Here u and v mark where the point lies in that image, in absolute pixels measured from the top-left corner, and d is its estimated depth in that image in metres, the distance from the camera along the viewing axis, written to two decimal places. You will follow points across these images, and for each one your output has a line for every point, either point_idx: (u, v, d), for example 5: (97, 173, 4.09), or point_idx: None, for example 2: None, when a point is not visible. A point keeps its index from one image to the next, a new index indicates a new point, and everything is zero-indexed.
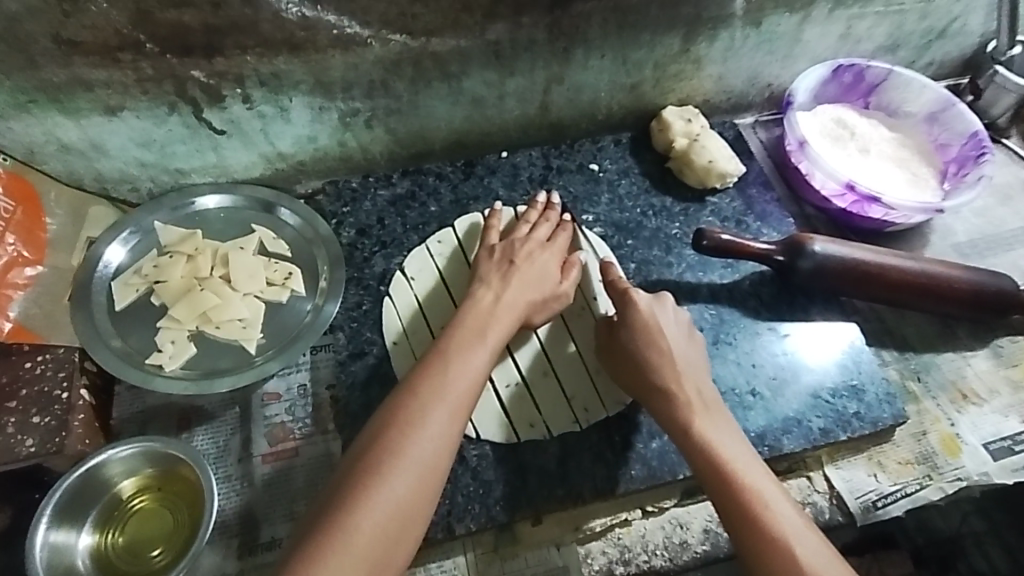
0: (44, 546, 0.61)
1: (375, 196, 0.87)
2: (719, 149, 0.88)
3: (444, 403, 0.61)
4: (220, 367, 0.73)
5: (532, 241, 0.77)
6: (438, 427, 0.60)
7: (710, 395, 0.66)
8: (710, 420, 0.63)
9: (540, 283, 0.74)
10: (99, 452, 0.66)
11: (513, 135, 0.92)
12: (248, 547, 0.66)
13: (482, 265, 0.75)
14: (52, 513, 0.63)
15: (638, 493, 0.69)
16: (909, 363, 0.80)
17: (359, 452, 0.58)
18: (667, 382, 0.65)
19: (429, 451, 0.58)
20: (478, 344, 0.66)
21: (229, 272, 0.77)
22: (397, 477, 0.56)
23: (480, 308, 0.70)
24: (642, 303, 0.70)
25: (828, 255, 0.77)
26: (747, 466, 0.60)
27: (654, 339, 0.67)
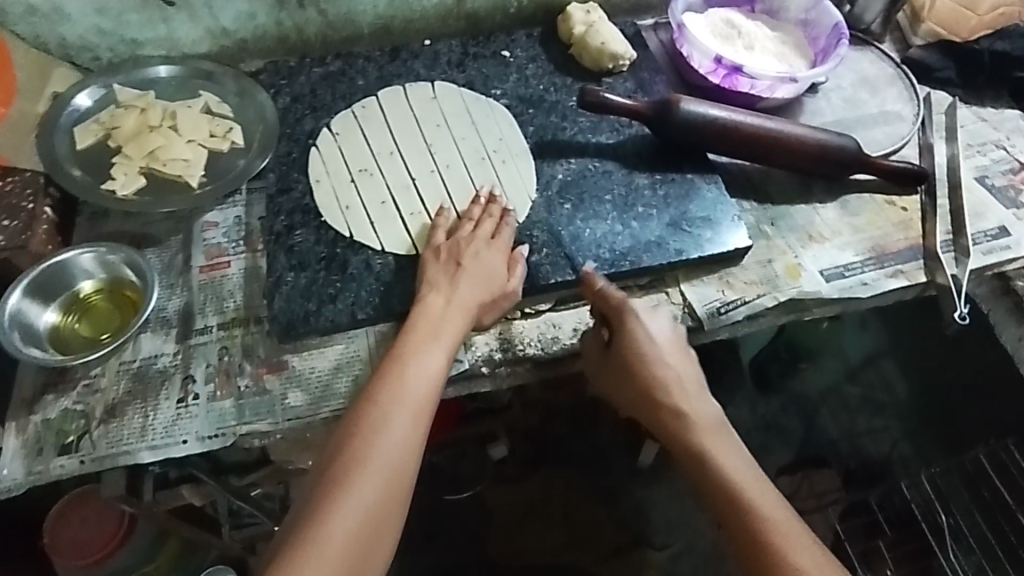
0: (13, 310, 0.75)
1: (310, 72, 1.00)
2: (611, 33, 1.01)
3: (403, 410, 0.67)
4: (165, 198, 0.85)
5: (476, 235, 0.80)
6: (406, 436, 0.66)
7: (703, 405, 0.75)
8: (706, 432, 0.73)
9: (487, 283, 0.78)
10: (67, 250, 0.79)
11: (434, 25, 1.04)
12: (184, 335, 0.78)
13: (428, 264, 0.79)
14: (24, 288, 0.76)
15: (519, 298, 0.82)
16: (765, 211, 0.93)
17: (328, 461, 0.65)
18: (670, 400, 0.74)
19: (394, 453, 0.65)
20: (431, 347, 0.72)
21: (176, 123, 0.90)
22: (366, 479, 0.63)
23: (429, 310, 0.75)
24: (640, 323, 0.76)
25: (692, 113, 0.90)
26: (743, 473, 0.70)
27: (654, 365, 0.75)
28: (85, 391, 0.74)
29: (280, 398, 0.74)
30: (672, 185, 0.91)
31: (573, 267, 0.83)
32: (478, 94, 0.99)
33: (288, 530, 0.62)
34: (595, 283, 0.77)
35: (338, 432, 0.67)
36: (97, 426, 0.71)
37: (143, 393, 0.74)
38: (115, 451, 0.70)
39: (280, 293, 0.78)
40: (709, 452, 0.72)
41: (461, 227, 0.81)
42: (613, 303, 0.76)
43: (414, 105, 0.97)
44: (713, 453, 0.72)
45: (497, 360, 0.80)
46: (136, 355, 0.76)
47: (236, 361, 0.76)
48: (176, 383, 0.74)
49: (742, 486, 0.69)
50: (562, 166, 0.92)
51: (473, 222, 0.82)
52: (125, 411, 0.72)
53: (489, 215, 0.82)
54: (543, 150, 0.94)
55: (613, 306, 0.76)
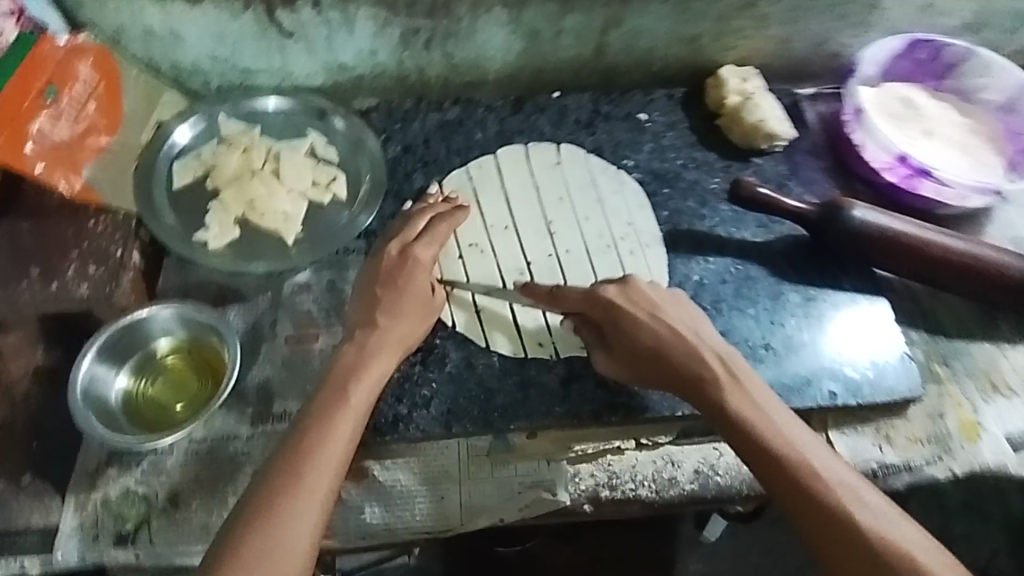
0: (85, 377, 0.68)
1: (426, 118, 0.91)
2: (771, 110, 0.87)
3: (312, 488, 0.57)
4: (259, 253, 0.79)
5: (409, 263, 0.70)
6: (302, 525, 0.55)
7: (731, 366, 0.62)
8: (742, 397, 0.60)
9: (392, 320, 0.68)
10: (143, 307, 0.72)
11: (567, 77, 0.93)
12: (260, 417, 0.70)
13: (360, 297, 0.69)
14: (97, 351, 0.70)
15: (634, 426, 0.70)
16: (937, 346, 0.78)
17: (217, 558, 0.53)
18: (697, 369, 0.62)
19: (287, 545, 0.54)
20: (342, 411, 0.61)
21: (279, 168, 0.82)
22: (261, 546, 0.53)
23: (343, 366, 0.64)
24: (628, 307, 0.66)
25: (866, 222, 0.75)
26: (787, 429, 0.59)
27: (666, 337, 0.64)
28: (151, 469, 0.68)
29: (355, 512, 0.66)
30: (827, 304, 0.77)
31: None
32: (608, 163, 0.88)
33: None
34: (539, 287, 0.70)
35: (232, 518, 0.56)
36: (159, 515, 0.65)
37: (211, 480, 0.67)
38: (172, 552, 0.64)
39: None
40: (754, 423, 0.59)
41: (380, 258, 0.71)
42: (600, 299, 0.67)
43: (535, 171, 0.86)
44: (756, 420, 0.59)
45: (601, 497, 0.68)
46: (209, 432, 0.70)
47: None
48: (246, 474, 0.67)
49: (800, 452, 0.57)
50: (698, 265, 0.79)
51: (410, 244, 0.72)
52: (188, 502, 0.66)
53: (428, 240, 0.72)
54: (678, 242, 0.81)
55: (601, 302, 0.67)
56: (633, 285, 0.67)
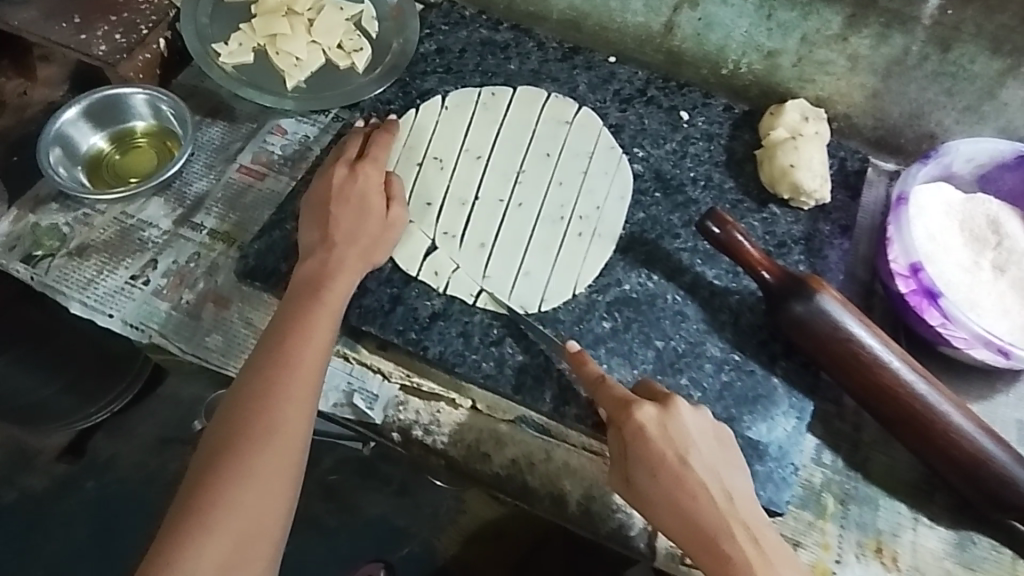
0: (62, 128, 0.77)
1: (475, 31, 0.89)
2: (812, 162, 0.76)
3: (294, 383, 0.62)
4: (258, 83, 0.82)
5: (359, 179, 0.72)
6: (292, 413, 0.61)
7: (760, 536, 0.54)
8: (766, 568, 0.53)
9: (354, 236, 0.69)
10: (127, 87, 0.80)
11: (629, 45, 0.87)
12: (182, 220, 0.76)
13: (315, 216, 0.71)
14: (79, 111, 0.78)
15: (474, 389, 0.68)
16: (845, 480, 0.68)
17: (218, 443, 0.59)
18: (723, 539, 0.54)
19: (278, 431, 0.60)
20: (316, 311, 0.65)
21: (314, 19, 0.85)
22: (252, 444, 0.59)
23: (316, 272, 0.67)
24: (654, 436, 0.57)
25: (825, 313, 0.65)
26: None
27: (692, 495, 0.56)
28: (80, 218, 0.76)
29: (203, 332, 0.71)
30: (745, 379, 0.69)
31: (554, 400, 0.66)
32: (617, 144, 0.82)
33: (173, 520, 0.57)
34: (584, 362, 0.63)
35: (227, 408, 0.61)
36: (64, 255, 0.74)
37: (115, 249, 0.74)
38: (57, 288, 0.72)
39: (268, 235, 0.72)
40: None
41: (328, 177, 0.73)
42: (626, 421, 0.58)
43: (541, 119, 0.82)
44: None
45: (411, 436, 0.69)
46: (138, 211, 0.77)
47: (197, 272, 0.73)
48: (143, 259, 0.74)
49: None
50: (637, 278, 0.73)
51: (355, 162, 0.73)
52: (89, 257, 0.74)
53: (374, 159, 0.74)
54: (633, 248, 0.75)
55: (626, 428, 0.58)
56: (671, 408, 0.59)
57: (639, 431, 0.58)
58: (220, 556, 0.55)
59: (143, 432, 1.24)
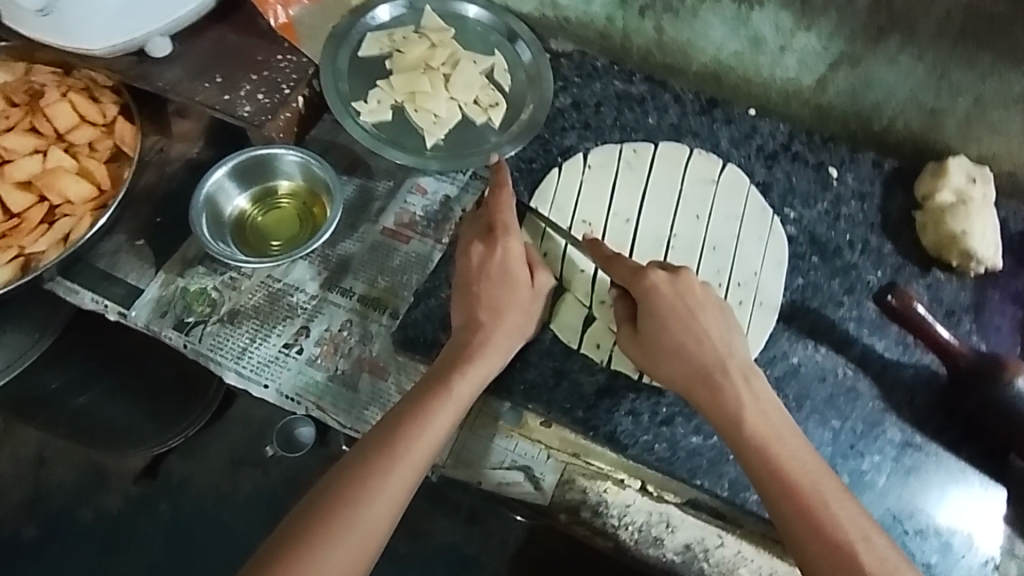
0: (210, 189, 0.77)
1: (610, 83, 0.87)
2: (983, 228, 0.73)
3: (399, 474, 0.59)
4: (397, 142, 0.81)
5: (498, 254, 0.68)
6: (386, 506, 0.58)
7: (755, 389, 0.60)
8: (750, 406, 0.58)
9: (495, 319, 0.66)
10: (273, 146, 0.79)
11: (772, 98, 0.84)
12: (329, 284, 0.75)
13: (460, 291, 0.68)
14: (227, 171, 0.77)
15: (646, 470, 0.65)
16: None
17: (306, 513, 0.56)
18: (715, 373, 0.60)
19: (361, 527, 0.56)
20: (441, 403, 0.62)
21: (452, 74, 0.84)
22: (342, 523, 0.56)
23: (445, 357, 0.65)
24: (654, 276, 0.64)
25: (1022, 400, 0.61)
26: (802, 457, 0.56)
27: (703, 347, 0.61)
28: (230, 282, 0.75)
29: (362, 405, 0.69)
30: (928, 462, 0.66)
31: (733, 485, 0.63)
32: (767, 205, 0.79)
33: None
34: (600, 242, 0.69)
35: (322, 485, 0.58)
36: (216, 321, 0.73)
37: (266, 315, 0.74)
38: (209, 353, 0.72)
39: (424, 304, 0.71)
40: (770, 443, 0.56)
41: (465, 257, 0.69)
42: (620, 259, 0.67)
43: (687, 178, 0.80)
44: (771, 438, 0.56)
45: (580, 517, 0.66)
46: (285, 275, 0.76)
47: (350, 340, 0.72)
48: (294, 325, 0.73)
49: (807, 475, 0.54)
50: (803, 350, 0.70)
51: (496, 233, 0.69)
52: (241, 322, 0.73)
53: (511, 229, 0.69)
54: (796, 318, 0.72)
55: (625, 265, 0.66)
56: (687, 278, 0.64)
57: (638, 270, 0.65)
58: None
59: (217, 451, 1.23)
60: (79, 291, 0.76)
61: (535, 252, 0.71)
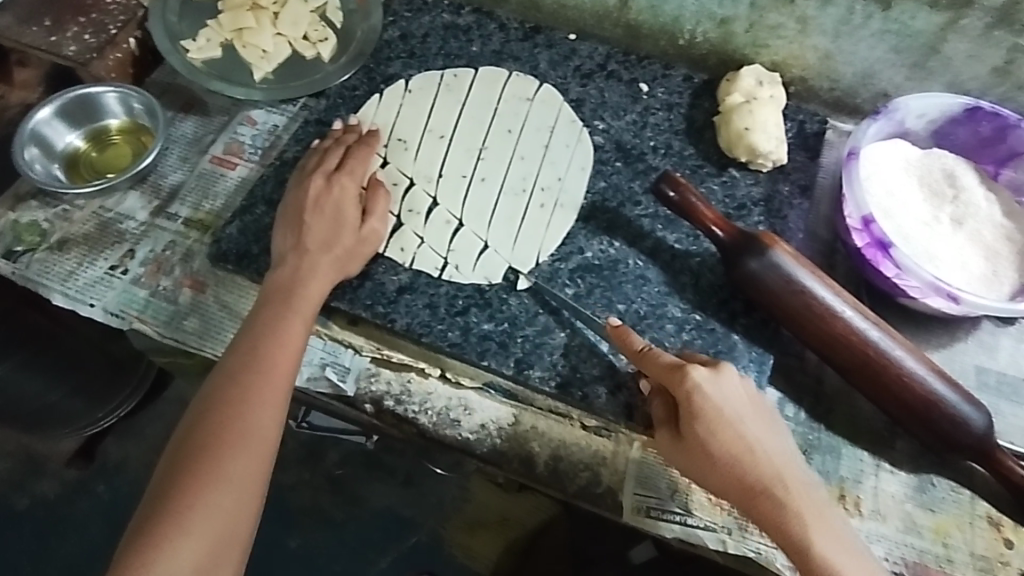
0: (38, 128, 0.80)
1: (437, 16, 0.91)
2: (767, 125, 0.78)
3: (269, 390, 0.64)
4: (226, 76, 0.85)
5: (334, 190, 0.73)
6: (268, 413, 0.64)
7: (805, 490, 0.58)
8: (811, 522, 0.57)
9: (327, 246, 0.70)
10: (101, 86, 0.82)
11: (587, 21, 0.89)
12: (158, 211, 0.79)
13: (288, 219, 0.72)
14: (54, 111, 0.81)
15: (443, 358, 0.70)
16: (808, 432, 0.69)
17: (191, 439, 0.62)
18: (771, 491, 0.58)
19: (253, 434, 0.63)
20: (292, 319, 0.67)
21: (280, 11, 0.88)
22: (227, 445, 0.61)
23: (288, 277, 0.69)
24: (701, 389, 0.59)
25: (779, 268, 0.67)
26: (856, 559, 0.56)
27: (753, 462, 0.58)
28: (61, 213, 0.79)
29: (181, 316, 0.73)
30: (706, 337, 0.71)
31: (518, 362, 0.68)
32: (578, 118, 0.84)
33: (146, 517, 0.59)
34: (622, 333, 0.64)
35: (201, 408, 0.64)
36: (46, 249, 0.76)
37: (95, 242, 0.77)
38: (36, 279, 0.75)
39: (240, 220, 0.75)
40: (829, 559, 0.55)
41: (302, 191, 0.73)
42: (656, 362, 0.62)
43: (503, 96, 0.84)
44: (814, 542, 0.56)
45: (382, 407, 0.70)
46: (117, 205, 0.80)
47: (172, 259, 0.75)
48: (121, 249, 0.76)
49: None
50: (598, 246, 0.75)
51: (332, 173, 0.74)
52: (70, 250, 0.76)
53: (351, 171, 0.75)
54: (594, 216, 0.77)
55: (662, 369, 0.61)
56: (724, 375, 0.60)
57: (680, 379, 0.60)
58: (198, 556, 0.58)
59: (154, 435, 1.31)
60: None
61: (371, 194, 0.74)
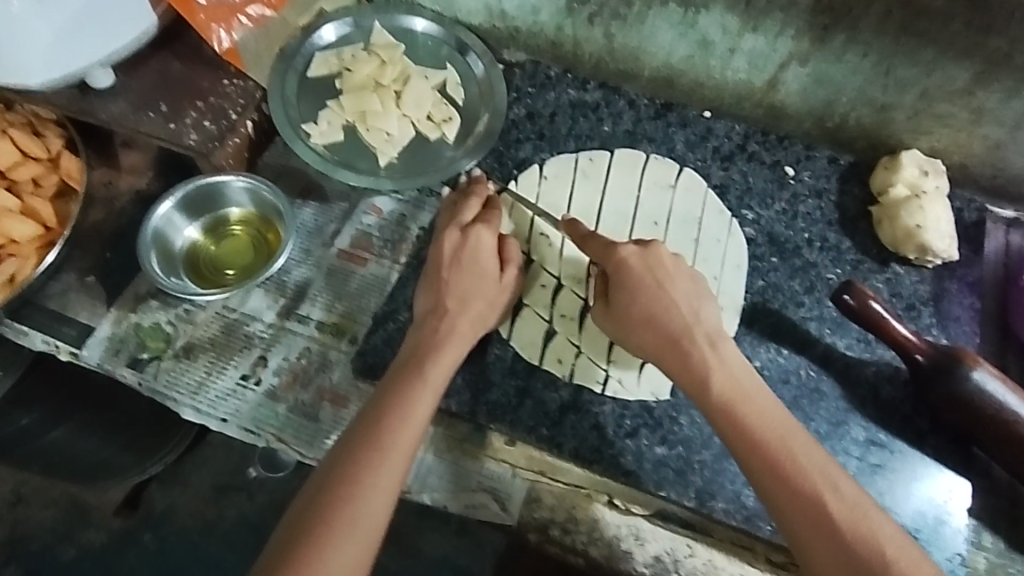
0: (157, 222, 0.75)
1: (563, 92, 0.86)
2: (939, 221, 0.73)
3: (388, 465, 0.58)
4: (351, 161, 0.80)
5: (471, 243, 0.69)
6: (384, 493, 0.57)
7: (729, 358, 0.60)
8: (717, 371, 0.58)
9: (466, 302, 0.67)
10: (221, 174, 0.78)
11: (725, 99, 0.84)
12: (286, 312, 0.74)
13: (427, 290, 0.68)
14: (174, 204, 0.76)
15: (614, 482, 0.64)
16: (1012, 565, 0.64)
17: (299, 521, 0.55)
18: (680, 340, 0.60)
19: (364, 518, 0.56)
20: (422, 392, 0.62)
21: (403, 90, 0.82)
22: (337, 530, 0.55)
23: (422, 338, 0.65)
24: (617, 248, 0.65)
25: (981, 391, 0.62)
26: (787, 427, 0.55)
27: (670, 314, 0.62)
28: (184, 316, 0.73)
29: (323, 434, 0.68)
30: (894, 459, 0.66)
31: (700, 493, 0.63)
32: (725, 207, 0.79)
33: None
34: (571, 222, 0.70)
35: (314, 487, 0.57)
36: (171, 356, 0.71)
37: (222, 348, 0.72)
38: (163, 391, 0.70)
39: (383, 329, 0.70)
40: (738, 406, 0.56)
41: (437, 247, 0.69)
42: (597, 239, 0.67)
43: (644, 184, 0.80)
44: (791, 450, 0.54)
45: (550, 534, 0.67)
46: (241, 305, 0.74)
47: (309, 368, 0.71)
48: (251, 356, 0.71)
49: (810, 474, 0.53)
50: (766, 354, 0.70)
51: (465, 223, 0.70)
52: (197, 357, 0.71)
53: (487, 221, 0.70)
54: (756, 321, 0.72)
55: (597, 242, 0.67)
56: (655, 248, 0.65)
57: (608, 247, 0.66)
58: None
59: None
60: (29, 333, 0.73)
61: (512, 246, 0.71)
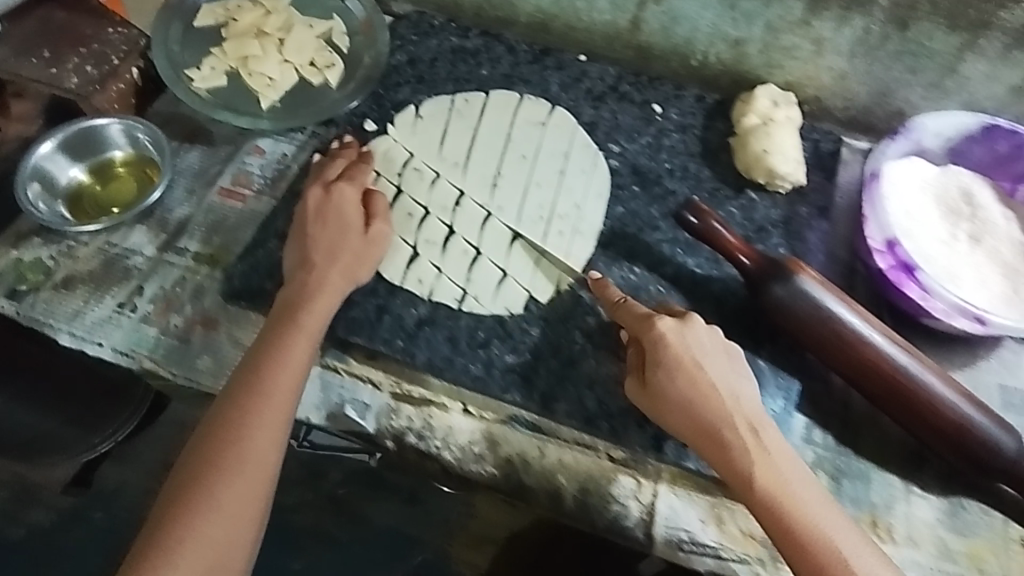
0: (38, 163, 0.78)
1: (445, 39, 0.90)
2: (784, 146, 0.78)
3: (269, 410, 0.62)
4: (233, 104, 0.83)
5: (335, 199, 0.71)
6: (267, 433, 0.61)
7: (769, 443, 0.59)
8: (759, 461, 0.57)
9: (332, 253, 0.69)
10: (100, 117, 0.80)
11: (597, 42, 0.88)
12: (165, 245, 0.77)
13: (296, 238, 0.70)
14: (55, 144, 0.79)
15: (466, 390, 0.68)
16: (836, 457, 0.69)
17: (188, 465, 0.60)
18: (722, 430, 0.59)
19: (251, 458, 0.60)
20: (297, 337, 0.65)
21: (285, 37, 0.86)
22: (223, 473, 0.59)
23: (297, 290, 0.67)
24: (658, 328, 0.62)
25: (806, 296, 0.66)
26: (829, 517, 0.56)
27: (713, 401, 0.59)
28: (65, 251, 0.76)
29: (193, 355, 0.71)
30: None
31: (543, 397, 0.67)
32: (594, 141, 0.83)
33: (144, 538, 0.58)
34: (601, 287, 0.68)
35: (201, 432, 0.62)
36: (50, 287, 0.74)
37: (100, 280, 0.75)
38: (41, 320, 0.73)
39: (251, 256, 0.73)
40: (787, 503, 0.56)
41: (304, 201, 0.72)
42: (635, 313, 0.64)
43: (516, 122, 0.83)
44: (824, 534, 0.55)
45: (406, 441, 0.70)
46: (122, 241, 0.77)
47: (183, 296, 0.74)
48: (129, 286, 0.74)
49: (849, 564, 0.54)
50: (620, 271, 0.74)
51: (332, 182, 0.72)
52: (75, 288, 0.74)
53: (351, 178, 0.73)
54: (613, 244, 0.76)
55: (634, 317, 0.64)
56: (690, 323, 0.62)
57: (648, 324, 0.62)
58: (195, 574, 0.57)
59: None
60: None
61: (380, 203, 0.72)
